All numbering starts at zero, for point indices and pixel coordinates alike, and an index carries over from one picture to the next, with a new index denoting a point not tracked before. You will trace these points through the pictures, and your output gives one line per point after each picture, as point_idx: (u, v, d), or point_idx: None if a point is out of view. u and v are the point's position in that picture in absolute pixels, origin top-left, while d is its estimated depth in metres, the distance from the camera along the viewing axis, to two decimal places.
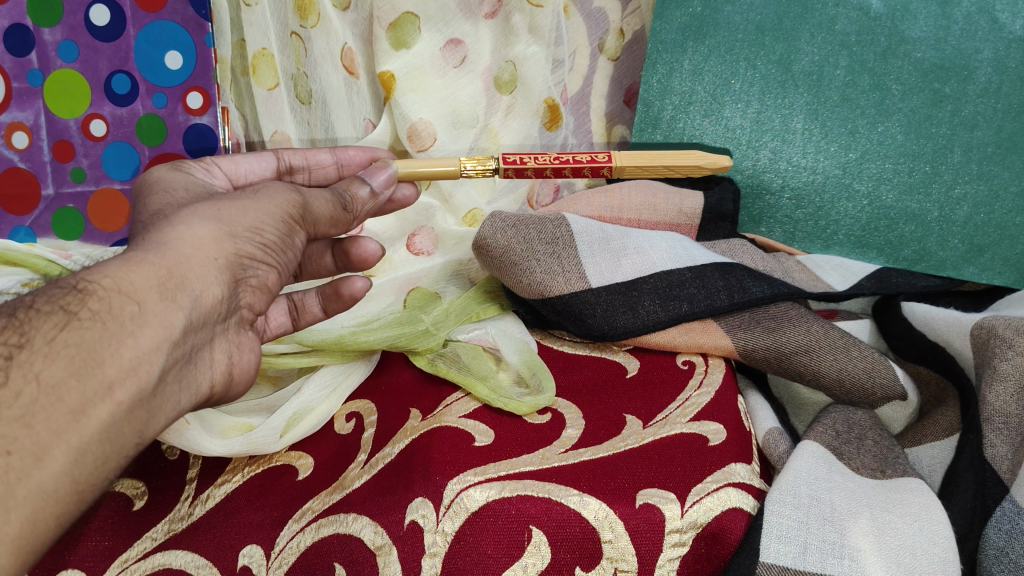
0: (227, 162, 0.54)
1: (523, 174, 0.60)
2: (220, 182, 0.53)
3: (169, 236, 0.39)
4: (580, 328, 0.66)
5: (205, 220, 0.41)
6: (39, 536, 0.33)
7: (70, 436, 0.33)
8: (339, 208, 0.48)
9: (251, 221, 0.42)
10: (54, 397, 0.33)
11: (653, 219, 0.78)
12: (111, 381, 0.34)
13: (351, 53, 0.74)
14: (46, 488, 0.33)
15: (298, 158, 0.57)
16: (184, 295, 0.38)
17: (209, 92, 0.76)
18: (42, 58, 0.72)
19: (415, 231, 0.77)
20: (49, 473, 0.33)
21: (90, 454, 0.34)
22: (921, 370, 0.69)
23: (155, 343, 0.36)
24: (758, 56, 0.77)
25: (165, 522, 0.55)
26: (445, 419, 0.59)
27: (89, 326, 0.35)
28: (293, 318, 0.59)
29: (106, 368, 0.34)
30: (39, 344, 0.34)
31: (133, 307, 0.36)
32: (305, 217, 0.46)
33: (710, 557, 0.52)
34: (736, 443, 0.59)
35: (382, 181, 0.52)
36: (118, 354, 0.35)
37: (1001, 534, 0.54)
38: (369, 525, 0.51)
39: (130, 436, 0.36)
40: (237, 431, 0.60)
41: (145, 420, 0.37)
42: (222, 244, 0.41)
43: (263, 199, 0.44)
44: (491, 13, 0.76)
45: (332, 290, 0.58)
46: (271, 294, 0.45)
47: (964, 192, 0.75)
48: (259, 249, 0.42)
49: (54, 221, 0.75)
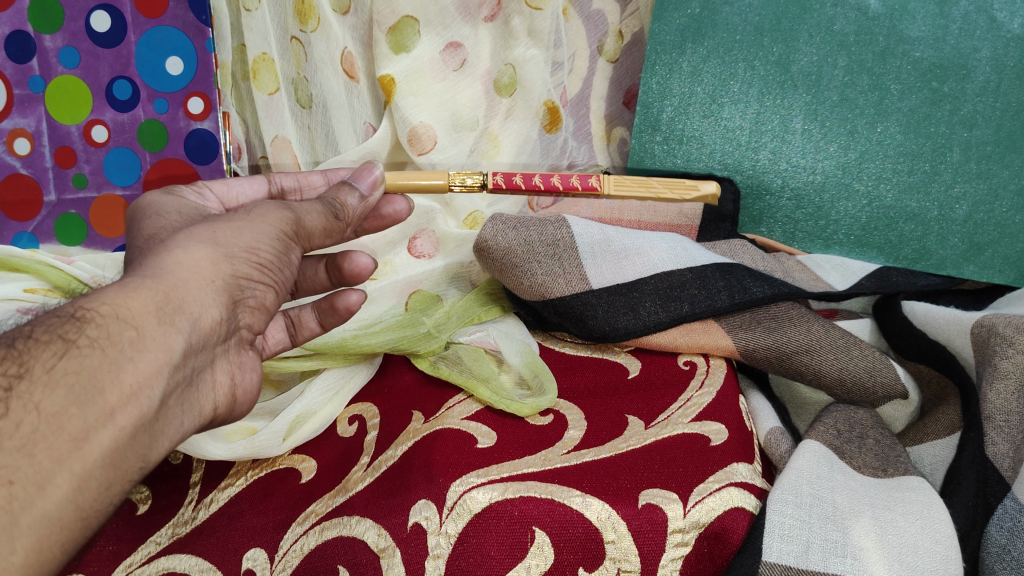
0: (218, 185, 0.53)
1: (512, 181, 0.59)
2: (213, 205, 0.53)
3: (165, 261, 0.40)
4: (581, 329, 0.67)
5: (201, 244, 0.41)
6: (44, 563, 0.33)
7: (73, 463, 0.33)
8: (331, 217, 0.48)
9: (247, 241, 0.43)
10: (55, 426, 0.33)
11: (655, 220, 0.78)
12: (112, 408, 0.35)
13: (351, 57, 0.74)
14: (50, 515, 0.33)
15: (289, 180, 0.57)
16: (183, 318, 0.38)
17: (209, 97, 0.76)
18: (42, 65, 0.72)
19: (415, 234, 0.77)
20: (53, 501, 0.33)
21: (94, 480, 0.34)
22: (921, 368, 0.69)
23: (155, 367, 0.36)
24: (756, 57, 0.77)
25: (169, 526, 0.56)
26: (446, 421, 0.60)
27: (88, 353, 0.35)
28: (291, 334, 0.59)
29: (107, 394, 0.35)
30: (38, 374, 0.34)
31: (132, 332, 0.36)
32: (299, 234, 0.46)
33: (713, 556, 0.53)
34: (738, 442, 0.59)
35: (369, 184, 0.51)
36: (119, 381, 0.35)
37: (1003, 532, 0.53)
38: (372, 528, 0.52)
39: (134, 461, 0.36)
40: (240, 434, 0.60)
41: (148, 445, 0.37)
42: (219, 266, 0.41)
43: (257, 218, 0.44)
44: (490, 16, 0.76)
45: (328, 304, 0.58)
46: (269, 313, 0.46)
47: (963, 191, 0.75)
48: (255, 270, 0.43)
49: (57, 227, 0.75)
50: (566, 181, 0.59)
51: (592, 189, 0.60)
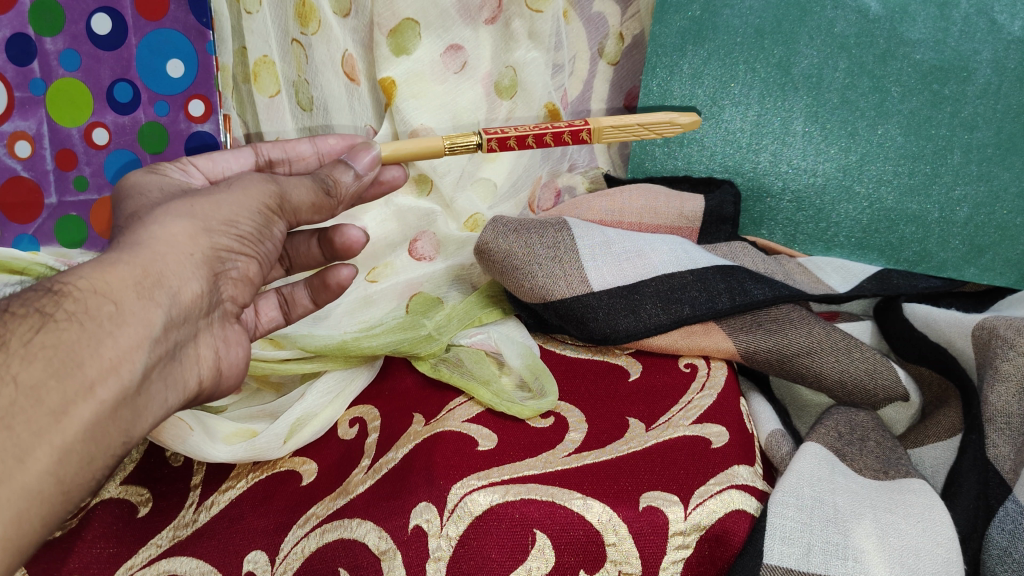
0: (202, 160, 0.54)
1: (507, 144, 0.57)
2: (198, 181, 0.53)
3: (142, 236, 0.40)
4: (583, 331, 0.66)
5: (179, 217, 0.42)
6: (25, 536, 0.34)
7: (53, 436, 0.34)
8: (321, 193, 0.48)
9: (226, 214, 0.43)
10: (34, 399, 0.34)
11: (655, 222, 0.78)
12: (92, 381, 0.35)
13: (351, 60, 0.75)
14: (30, 490, 0.34)
15: (276, 152, 0.57)
16: (162, 292, 0.39)
17: (210, 99, 0.77)
18: (43, 67, 0.72)
19: (416, 236, 0.75)
20: (32, 473, 0.34)
21: (75, 454, 0.35)
22: (923, 371, 0.68)
23: (135, 342, 0.37)
24: (757, 59, 0.77)
25: (169, 529, 0.56)
26: (447, 424, 0.60)
27: (65, 327, 0.36)
28: (284, 312, 0.59)
29: (86, 368, 0.35)
30: (15, 348, 0.35)
31: (111, 307, 0.37)
32: (284, 207, 0.46)
33: (714, 558, 0.53)
34: (738, 445, 0.59)
35: (366, 164, 0.50)
36: (98, 355, 0.36)
37: (1005, 534, 0.54)
38: (373, 531, 0.52)
39: (116, 436, 0.37)
40: (241, 437, 0.60)
41: (131, 420, 0.38)
42: (198, 240, 0.41)
43: (238, 190, 0.44)
44: (491, 19, 0.75)
45: (320, 281, 0.58)
46: (254, 284, 0.46)
47: (964, 193, 0.75)
48: (236, 241, 0.43)
49: (58, 230, 0.75)
50: (556, 137, 0.58)
51: (582, 144, 0.59)
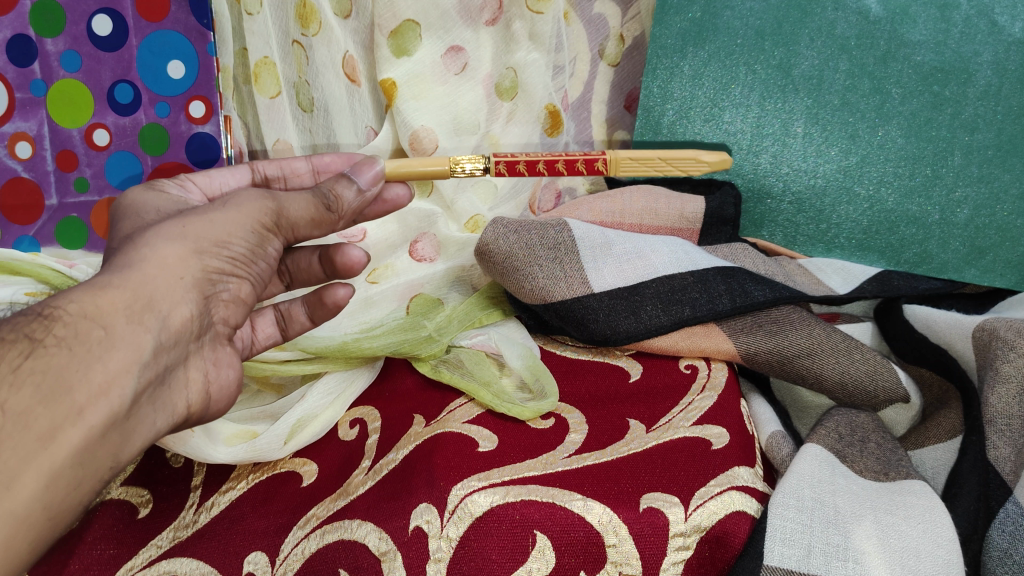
0: (200, 177, 0.54)
1: (516, 168, 0.58)
2: (196, 197, 0.53)
3: (134, 258, 0.41)
4: (582, 333, 0.66)
5: (171, 240, 0.42)
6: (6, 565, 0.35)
7: (41, 461, 0.35)
8: (321, 209, 0.48)
9: (219, 234, 0.44)
10: (22, 424, 0.35)
11: (656, 224, 0.77)
12: (81, 406, 0.36)
13: (351, 61, 0.75)
14: (17, 513, 0.35)
15: (272, 168, 0.57)
16: (152, 316, 0.40)
17: (211, 100, 0.76)
18: (44, 69, 0.72)
19: (416, 238, 0.75)
20: (19, 501, 0.35)
21: (63, 479, 0.36)
22: (924, 372, 0.68)
23: (124, 365, 0.38)
24: (757, 61, 0.77)
25: (170, 529, 0.56)
26: (449, 425, 0.60)
27: (54, 352, 0.36)
28: (282, 329, 0.60)
29: (75, 393, 0.36)
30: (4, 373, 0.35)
31: (100, 332, 0.38)
32: (279, 223, 0.47)
33: (714, 560, 0.52)
34: (739, 447, 0.59)
35: (369, 178, 0.50)
36: (86, 380, 0.36)
37: (1006, 536, 0.54)
38: (373, 532, 0.52)
39: (105, 459, 0.38)
40: (241, 438, 0.60)
41: (120, 444, 0.38)
42: (189, 262, 0.42)
43: (233, 208, 0.45)
44: (491, 21, 0.76)
45: (316, 298, 0.58)
46: (246, 306, 0.47)
47: (964, 195, 0.75)
48: (228, 263, 0.44)
49: (58, 232, 0.74)
50: (570, 166, 0.58)
51: (597, 173, 0.58)
